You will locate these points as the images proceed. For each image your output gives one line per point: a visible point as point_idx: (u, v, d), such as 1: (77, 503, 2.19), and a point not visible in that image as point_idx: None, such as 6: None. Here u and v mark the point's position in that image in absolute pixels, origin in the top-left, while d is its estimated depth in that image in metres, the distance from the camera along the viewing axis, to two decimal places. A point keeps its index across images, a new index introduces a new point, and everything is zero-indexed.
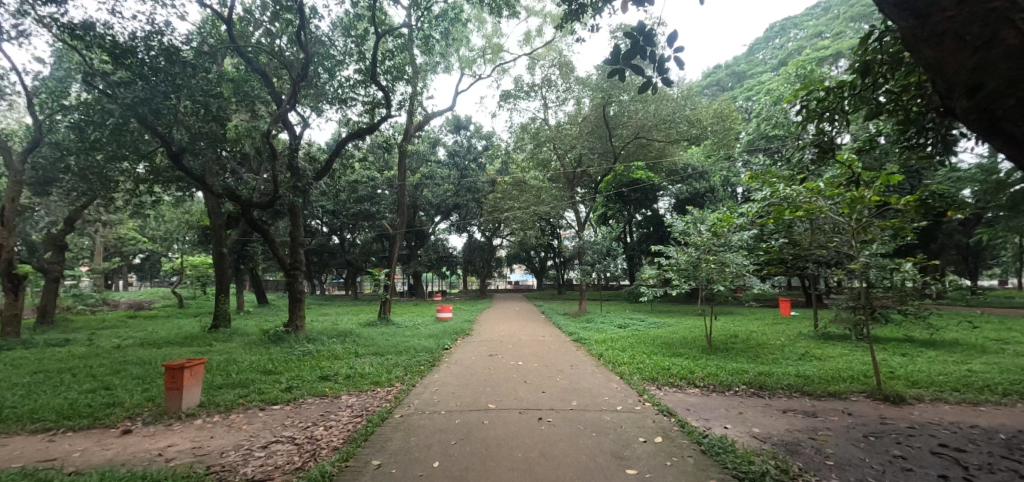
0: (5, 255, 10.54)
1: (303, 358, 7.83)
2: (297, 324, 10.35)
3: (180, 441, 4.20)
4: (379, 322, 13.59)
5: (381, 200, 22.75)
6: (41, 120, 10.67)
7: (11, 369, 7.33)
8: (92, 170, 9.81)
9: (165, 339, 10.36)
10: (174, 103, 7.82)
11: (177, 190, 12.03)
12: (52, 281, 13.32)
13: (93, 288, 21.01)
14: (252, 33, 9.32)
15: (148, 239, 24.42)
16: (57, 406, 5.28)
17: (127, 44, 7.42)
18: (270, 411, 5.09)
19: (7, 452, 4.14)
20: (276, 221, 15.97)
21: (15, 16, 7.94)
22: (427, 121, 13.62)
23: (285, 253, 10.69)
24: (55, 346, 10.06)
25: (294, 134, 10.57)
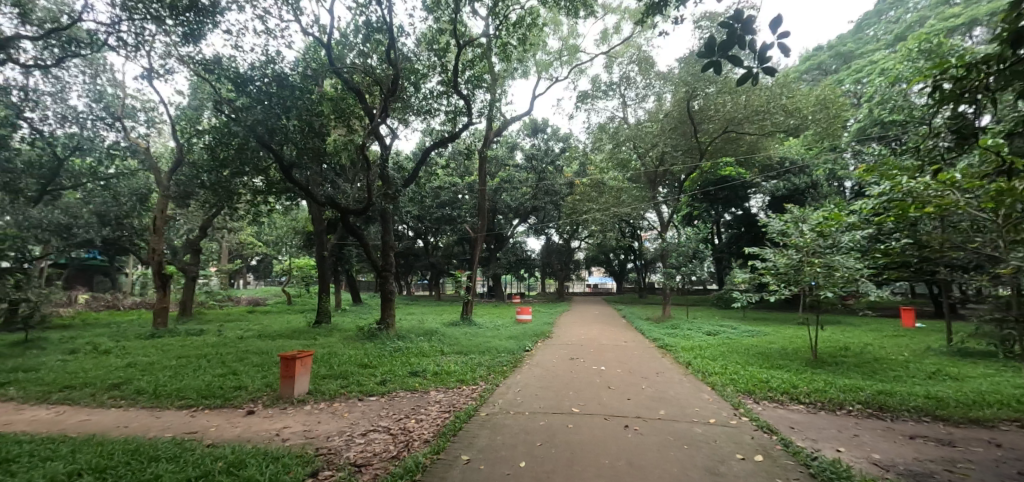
0: (155, 257, 12.48)
1: (395, 353, 8.37)
2: (388, 322, 11.06)
3: (293, 424, 4.68)
4: (462, 322, 14.09)
5: (462, 204, 23.61)
6: (181, 143, 12.54)
7: (163, 354, 8.65)
8: (221, 184, 11.34)
9: (278, 332, 11.61)
10: (285, 122, 8.77)
11: (287, 200, 13.47)
12: (191, 279, 15.55)
13: (221, 286, 24.21)
14: (348, 56, 10.16)
15: (264, 243, 27.57)
16: (197, 387, 6.16)
17: (247, 73, 8.47)
18: (368, 402, 5.51)
19: (161, 424, 4.91)
20: (369, 225, 17.23)
21: (164, 56, 9.42)
22: (505, 126, 13.89)
23: (378, 256, 11.51)
24: (193, 335, 11.70)
25: (385, 145, 11.36)
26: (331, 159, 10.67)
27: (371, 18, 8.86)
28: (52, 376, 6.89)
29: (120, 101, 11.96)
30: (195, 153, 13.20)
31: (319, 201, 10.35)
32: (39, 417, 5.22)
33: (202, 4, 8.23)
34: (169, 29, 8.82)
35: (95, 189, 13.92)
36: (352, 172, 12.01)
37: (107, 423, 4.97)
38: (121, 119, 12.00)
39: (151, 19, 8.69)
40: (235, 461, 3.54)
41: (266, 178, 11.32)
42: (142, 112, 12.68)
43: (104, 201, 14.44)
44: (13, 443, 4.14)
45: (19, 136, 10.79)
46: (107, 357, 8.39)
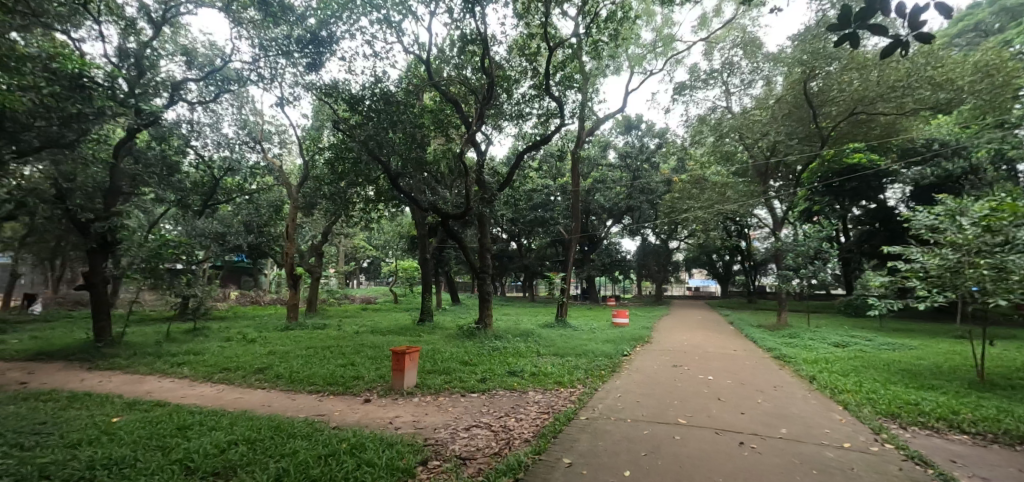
0: (288, 259, 14.29)
1: (493, 353, 8.63)
2: (486, 322, 11.45)
3: (403, 414, 5.06)
4: (556, 324, 14.09)
5: (554, 206, 23.64)
6: (307, 160, 14.27)
7: (296, 344, 9.87)
8: (339, 194, 12.66)
9: (388, 329, 12.63)
10: (392, 136, 9.55)
11: (394, 207, 14.60)
12: (316, 279, 17.56)
13: (340, 285, 27.01)
14: (445, 69, 10.73)
15: (374, 247, 30.22)
16: (323, 374, 6.92)
17: (359, 94, 9.39)
18: (470, 398, 5.75)
19: (297, 405, 5.62)
20: (466, 229, 18.00)
21: (293, 85, 10.79)
22: (598, 125, 13.65)
23: (476, 258, 12.01)
24: (319, 328, 13.20)
25: (480, 152, 11.81)
26: (432, 168, 11.36)
27: (465, 31, 9.25)
28: (214, 359, 8.23)
29: (259, 127, 13.97)
30: (318, 168, 14.92)
31: (422, 207, 11.08)
32: (207, 393, 6.28)
33: (321, 36, 9.29)
34: (296, 61, 10.09)
35: (243, 202, 16.39)
36: (450, 179, 12.68)
37: (257, 402, 5.81)
38: (261, 142, 13.99)
39: (283, 54, 10.03)
40: (355, 444, 3.91)
41: (376, 187, 12.38)
42: (276, 135, 14.67)
43: (249, 212, 16.93)
44: (189, 413, 5.01)
45: (188, 161, 13.09)
46: (254, 345, 9.79)
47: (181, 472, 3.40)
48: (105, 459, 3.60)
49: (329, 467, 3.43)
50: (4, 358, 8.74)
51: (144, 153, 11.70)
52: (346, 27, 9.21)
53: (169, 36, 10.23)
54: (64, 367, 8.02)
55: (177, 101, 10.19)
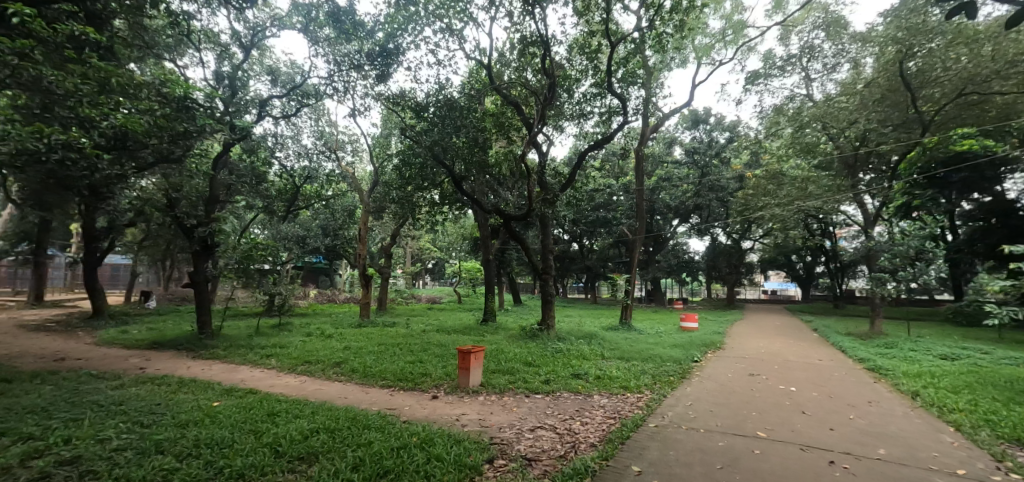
0: (361, 260, 15.15)
1: (556, 354, 8.59)
2: (548, 323, 11.44)
3: (470, 412, 5.17)
4: (621, 327, 13.75)
5: (617, 206, 23.07)
6: (377, 167, 15.07)
7: (369, 341, 10.43)
8: (406, 199, 13.23)
9: (454, 328, 12.99)
10: (455, 140, 9.83)
11: (458, 210, 15.00)
12: (386, 279, 18.45)
13: (407, 286, 28.18)
14: (506, 72, 10.85)
15: (439, 248, 31.25)
16: (393, 370, 7.26)
17: (424, 102, 9.77)
18: (534, 399, 5.77)
19: (371, 398, 5.96)
20: (527, 230, 18.09)
21: (364, 96, 11.44)
22: (663, 121, 13.18)
23: (538, 259, 12.05)
24: (389, 326, 13.86)
25: (541, 153, 11.83)
26: (494, 170, 11.55)
27: (525, 33, 9.31)
28: (298, 352, 8.91)
29: (334, 137, 14.97)
30: (387, 174, 15.69)
31: (485, 209, 11.30)
32: (292, 383, 6.82)
33: (389, 48, 9.78)
34: (367, 73, 10.71)
35: (321, 208, 17.64)
36: (512, 181, 12.82)
37: (335, 393, 6.23)
38: (336, 151, 14.98)
39: (355, 68, 10.69)
40: (425, 438, 4.05)
41: (441, 190, 12.79)
42: (349, 144, 15.65)
43: (326, 217, 18.19)
44: (277, 401, 5.47)
45: (274, 171, 14.31)
46: (331, 340, 10.50)
47: (272, 455, 3.71)
48: (209, 439, 4.02)
49: (402, 459, 3.58)
50: (128, 346, 10.05)
51: (237, 164, 12.96)
52: (412, 38, 9.62)
53: (257, 58, 11.26)
54: (175, 355, 9.07)
55: (264, 116, 11.18)
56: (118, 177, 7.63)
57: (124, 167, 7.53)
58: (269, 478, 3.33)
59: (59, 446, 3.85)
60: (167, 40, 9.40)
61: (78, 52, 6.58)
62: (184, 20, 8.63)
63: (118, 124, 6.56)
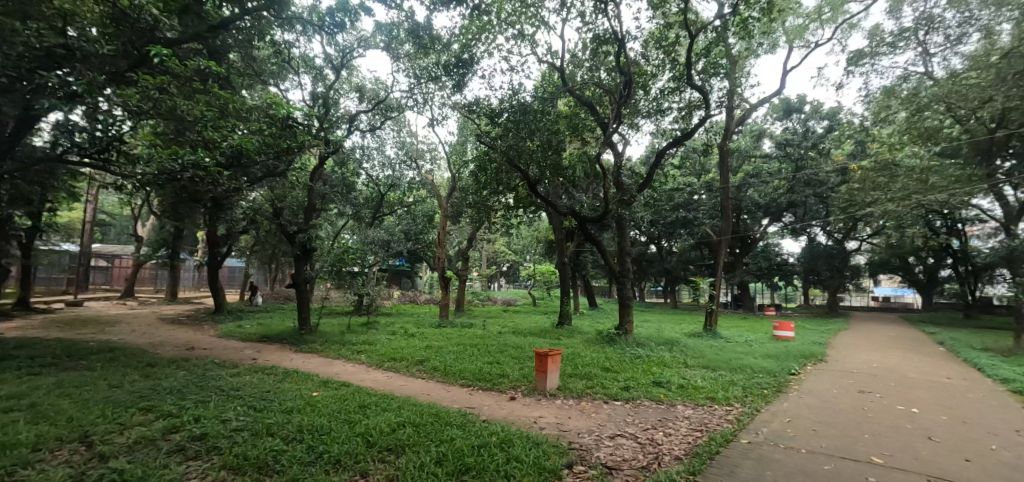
0: (440, 263, 15.78)
1: (636, 360, 8.30)
2: (626, 328, 11.11)
3: (547, 415, 5.16)
4: (705, 334, 12.96)
5: (698, 206, 21.81)
6: (454, 173, 15.64)
7: (448, 340, 10.83)
8: (482, 203, 13.58)
9: (530, 330, 13.07)
10: (529, 144, 9.89)
11: (532, 213, 15.09)
12: (463, 282, 19.04)
13: (483, 288, 28.82)
14: (579, 73, 10.73)
15: (513, 251, 31.70)
16: (472, 370, 7.46)
17: (498, 108, 9.95)
18: (614, 405, 5.61)
19: (452, 396, 6.18)
20: (602, 232, 17.72)
21: (441, 105, 11.94)
22: (750, 112, 12.27)
23: (615, 262, 11.78)
24: (466, 327, 14.29)
25: (617, 152, 11.56)
26: (568, 173, 11.46)
27: (599, 31, 9.13)
28: (385, 349, 9.49)
29: (414, 146, 15.79)
30: (463, 179, 16.21)
31: (560, 212, 11.26)
32: (381, 378, 7.28)
33: (463, 59, 10.08)
34: (443, 84, 11.17)
35: (403, 214, 18.69)
36: (586, 183, 12.66)
37: (419, 390, 6.55)
38: (416, 160, 15.79)
39: (432, 79, 11.17)
40: (505, 438, 4.11)
41: (515, 194, 12.95)
42: (428, 153, 16.43)
43: (407, 222, 19.23)
44: (368, 394, 5.87)
45: (361, 180, 15.42)
46: (414, 339, 11.07)
47: (364, 444, 3.98)
48: (310, 426, 4.41)
49: (482, 457, 3.66)
50: (242, 339, 11.36)
51: (330, 176, 14.14)
52: (486, 46, 9.86)
53: (346, 77, 12.21)
54: (280, 349, 10.09)
55: (353, 130, 12.09)
56: (235, 190, 8.67)
57: (239, 182, 8.54)
58: (363, 466, 3.56)
59: (192, 423, 4.45)
60: (271, 67, 10.51)
61: (203, 84, 7.59)
62: (285, 48, 9.59)
63: (235, 143, 7.46)
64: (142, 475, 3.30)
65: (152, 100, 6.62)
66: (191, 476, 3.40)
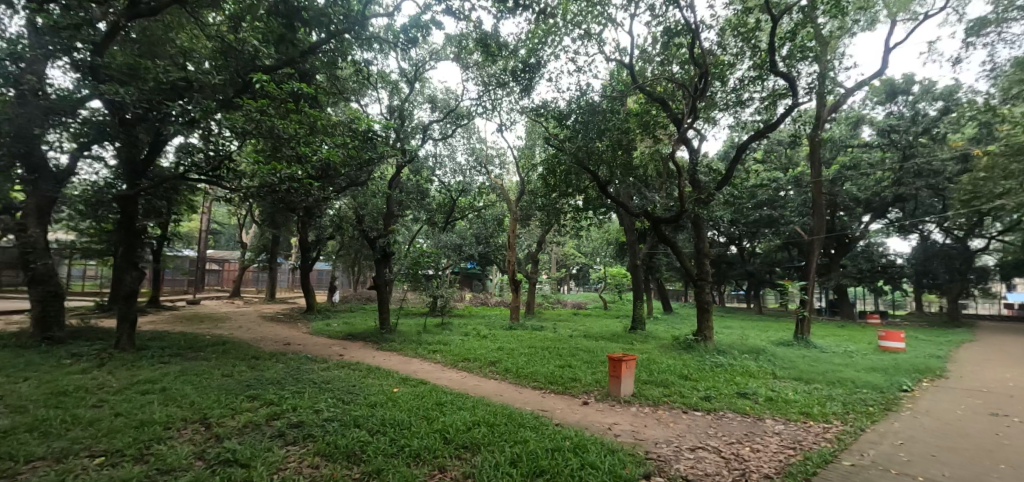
0: (510, 266, 15.98)
1: (717, 369, 7.83)
2: (705, 334, 10.55)
3: (622, 422, 5.02)
4: (796, 343, 11.91)
5: (785, 203, 20.10)
6: (523, 177, 15.79)
7: (520, 343, 10.93)
8: (551, 206, 13.57)
9: (601, 334, 12.81)
10: (598, 144, 9.72)
11: (602, 215, 14.80)
12: (533, 285, 19.12)
13: (553, 291, 28.71)
14: (649, 69, 10.37)
15: (583, 254, 31.34)
16: (544, 373, 7.46)
17: (566, 109, 9.90)
18: (693, 416, 5.32)
19: (524, 398, 6.23)
20: (677, 233, 16.93)
21: (509, 110, 12.12)
22: (846, 97, 11.12)
23: (692, 264, 11.21)
24: (537, 330, 14.34)
25: (692, 149, 11.02)
26: (639, 172, 11.11)
27: (670, 24, 8.77)
28: (459, 349, 9.79)
29: (484, 152, 16.19)
30: (531, 183, 16.31)
31: (632, 213, 10.94)
32: (455, 377, 7.53)
33: (531, 63, 10.15)
34: (511, 90, 11.34)
35: (474, 218, 19.19)
36: (659, 182, 12.19)
37: (492, 390, 6.68)
38: (485, 165, 16.18)
39: (500, 85, 11.39)
40: (578, 443, 4.06)
41: (584, 196, 12.77)
42: (497, 158, 16.76)
43: (478, 226, 19.73)
44: (444, 392, 6.10)
45: (434, 187, 16.09)
46: (486, 340, 11.30)
47: (441, 440, 4.13)
48: (391, 420, 4.65)
49: (556, 461, 3.64)
50: (331, 336, 12.30)
51: (406, 183, 14.91)
52: (552, 49, 9.87)
53: (419, 89, 12.81)
54: (364, 346, 10.80)
55: (426, 139, 12.64)
56: (323, 200, 9.44)
57: (327, 192, 9.28)
58: (440, 461, 3.69)
59: (289, 412, 4.88)
60: (353, 85, 11.32)
61: (296, 104, 8.36)
62: (364, 66, 10.29)
63: (323, 156, 8.11)
64: (250, 456, 3.68)
65: (254, 121, 7.40)
66: (291, 460, 3.73)
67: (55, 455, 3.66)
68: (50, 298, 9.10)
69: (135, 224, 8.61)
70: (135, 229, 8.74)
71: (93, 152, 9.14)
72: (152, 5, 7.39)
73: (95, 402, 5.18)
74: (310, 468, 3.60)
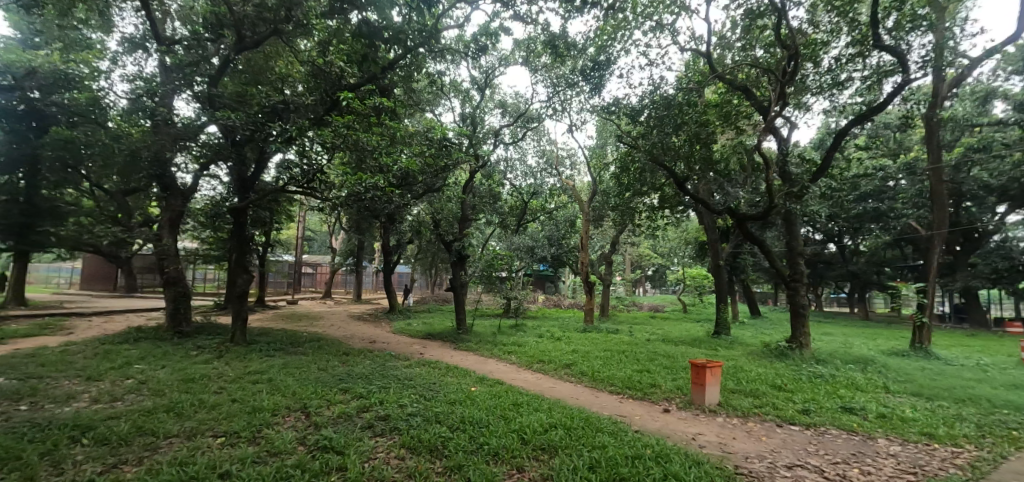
0: (583, 268, 15.78)
1: (815, 380, 7.11)
2: (801, 341, 9.68)
3: (707, 432, 4.75)
4: (913, 353, 10.49)
5: (896, 193, 17.78)
6: (594, 177, 15.53)
7: (595, 346, 10.74)
8: (625, 206, 13.19)
9: (681, 339, 12.20)
10: (674, 140, 9.29)
11: (680, 214, 14.10)
12: (607, 286, 18.67)
13: (628, 293, 27.85)
14: (729, 55, 9.71)
15: (659, 254, 30.15)
16: (621, 377, 7.26)
17: (639, 105, 9.58)
18: (789, 430, 4.87)
19: (601, 402, 6.12)
20: (765, 230, 15.68)
21: (580, 110, 11.98)
22: (972, 69, 9.61)
23: (783, 264, 10.32)
24: (612, 333, 13.99)
25: (781, 139, 10.15)
26: (720, 167, 10.44)
27: (752, 6, 8.17)
28: (534, 351, 9.84)
29: (554, 154, 16.20)
30: (603, 183, 15.98)
31: (714, 210, 10.31)
32: (530, 378, 7.58)
33: (600, 60, 9.97)
34: (581, 89, 11.20)
35: (546, 220, 19.23)
36: (743, 176, 11.39)
37: (567, 393, 6.63)
38: (556, 166, 16.18)
39: (570, 86, 11.33)
40: (660, 452, 3.90)
41: (660, 194, 12.25)
42: (568, 159, 16.66)
43: (550, 228, 19.74)
44: (520, 392, 6.16)
45: (506, 190, 16.36)
46: (561, 343, 11.23)
47: (519, 440, 4.17)
48: (471, 418, 4.79)
49: (636, 468, 3.52)
50: (412, 335, 12.96)
51: (478, 188, 15.31)
52: (622, 44, 9.61)
53: (490, 95, 13.10)
54: (443, 345, 11.25)
55: (498, 144, 12.89)
56: (404, 206, 9.99)
57: (407, 199, 9.82)
58: (519, 461, 3.73)
59: (377, 405, 5.21)
60: (428, 96, 11.83)
61: (378, 118, 8.93)
62: (438, 77, 10.74)
63: (402, 166, 8.55)
64: (345, 444, 3.98)
65: (341, 136, 8.02)
66: (380, 450, 3.98)
67: (186, 433, 4.21)
68: (180, 297, 10.52)
69: (245, 232, 9.70)
70: (245, 237, 9.85)
71: (211, 170, 10.44)
72: (255, 38, 8.29)
73: (217, 389, 5.90)
74: (398, 459, 3.82)
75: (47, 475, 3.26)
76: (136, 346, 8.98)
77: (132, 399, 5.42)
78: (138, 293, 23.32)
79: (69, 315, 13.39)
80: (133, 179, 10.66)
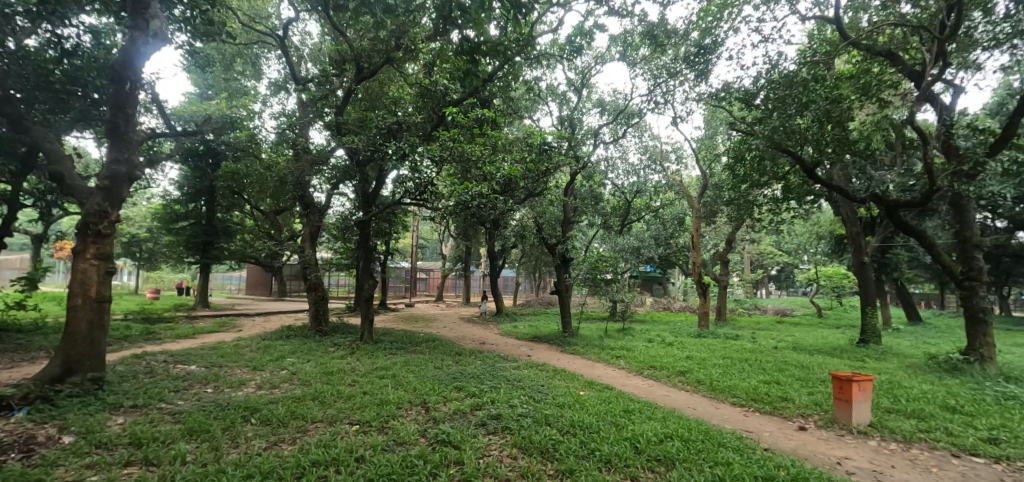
0: (694, 268, 14.75)
1: (1007, 402, 5.76)
2: (983, 354, 7.96)
3: (856, 457, 4.11)
4: None
5: None
6: (704, 170, 14.43)
7: (712, 352, 9.94)
8: (742, 200, 12.06)
9: (819, 347, 10.75)
10: (799, 122, 8.23)
11: (810, 205, 12.46)
12: (723, 288, 17.21)
13: (748, 295, 25.35)
14: (865, 18, 8.37)
15: (785, 251, 26.91)
16: (745, 388, 6.62)
17: (754, 88, 8.72)
18: (971, 463, 4.01)
19: (721, 414, 5.65)
20: (924, 219, 13.17)
21: (685, 99, 11.25)
22: None
23: (953, 259, 8.57)
24: (731, 339, 12.83)
25: (940, 109, 8.49)
26: (860, 148, 9.03)
27: None
28: (644, 356, 9.41)
29: (657, 149, 15.40)
30: (714, 176, 14.77)
31: (856, 199, 8.94)
32: (640, 385, 7.29)
33: (705, 45, 9.25)
34: (685, 77, 10.51)
35: (651, 219, 18.35)
36: (891, 157, 9.70)
37: (683, 402, 6.24)
38: (660, 162, 15.38)
39: (672, 75, 10.70)
40: (798, 475, 3.46)
41: (784, 184, 10.98)
42: (673, 153, 15.74)
43: (656, 227, 18.63)
44: (630, 399, 5.94)
45: (608, 190, 15.95)
46: (673, 348, 10.60)
47: (632, 449, 4.01)
48: (580, 422, 4.73)
49: None
50: (520, 338, 13.24)
51: (580, 189, 15.12)
52: (730, 24, 8.78)
53: (587, 96, 12.93)
54: (549, 348, 11.30)
55: (597, 144, 12.67)
56: (507, 212, 10.28)
57: (510, 204, 10.10)
58: (633, 471, 3.60)
59: (488, 404, 5.42)
60: (526, 103, 12.06)
61: (480, 129, 9.35)
62: (534, 83, 10.91)
63: (505, 173, 8.61)
64: (461, 439, 4.20)
65: (449, 149, 8.55)
66: (493, 448, 4.12)
67: (328, 420, 4.79)
68: (320, 300, 12.03)
69: (369, 242, 10.77)
70: (369, 245, 10.94)
71: (341, 189, 11.82)
72: (371, 67, 9.22)
73: (351, 381, 6.65)
74: (510, 457, 3.92)
75: (227, 446, 3.95)
76: (289, 343, 10.47)
77: (287, 387, 6.34)
78: (287, 296, 27.26)
79: (239, 315, 16.12)
80: (282, 201, 12.49)
